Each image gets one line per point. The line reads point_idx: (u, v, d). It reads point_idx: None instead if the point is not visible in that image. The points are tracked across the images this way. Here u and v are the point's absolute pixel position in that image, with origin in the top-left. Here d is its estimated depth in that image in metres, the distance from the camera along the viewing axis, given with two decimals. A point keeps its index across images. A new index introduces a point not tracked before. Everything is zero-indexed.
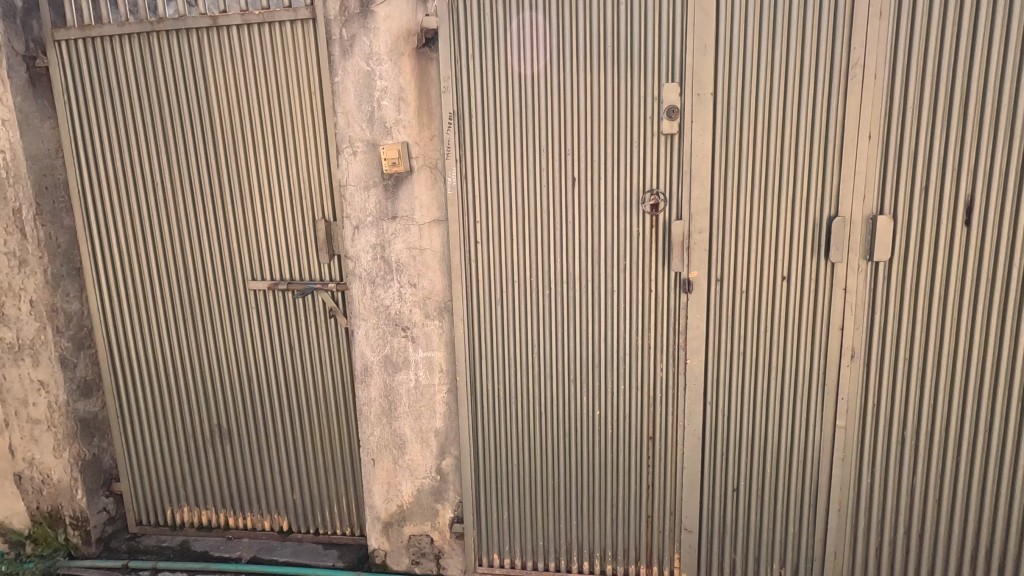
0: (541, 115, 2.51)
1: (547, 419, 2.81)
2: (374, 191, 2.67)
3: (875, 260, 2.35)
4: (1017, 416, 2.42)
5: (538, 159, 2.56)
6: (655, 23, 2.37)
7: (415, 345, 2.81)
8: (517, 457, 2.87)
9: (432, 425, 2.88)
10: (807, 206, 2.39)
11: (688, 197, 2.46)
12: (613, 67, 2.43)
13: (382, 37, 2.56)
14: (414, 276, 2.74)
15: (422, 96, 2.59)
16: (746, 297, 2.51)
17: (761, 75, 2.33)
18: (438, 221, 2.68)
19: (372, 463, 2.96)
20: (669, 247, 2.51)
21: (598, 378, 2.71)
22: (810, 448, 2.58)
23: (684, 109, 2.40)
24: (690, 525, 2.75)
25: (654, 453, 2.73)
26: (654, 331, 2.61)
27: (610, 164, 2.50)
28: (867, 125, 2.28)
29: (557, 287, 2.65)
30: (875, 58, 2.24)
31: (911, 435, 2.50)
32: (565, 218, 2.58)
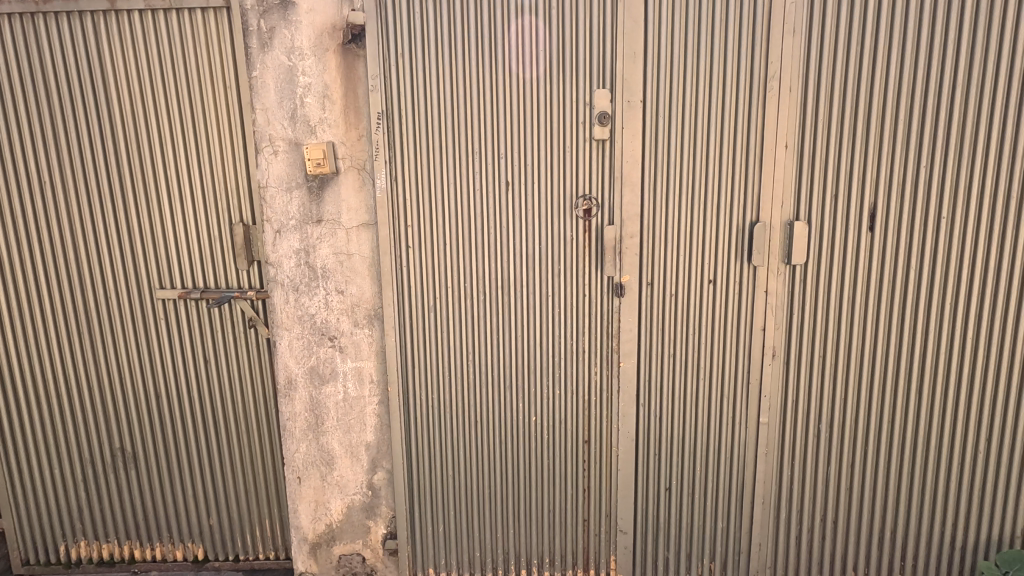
0: (473, 117, 2.46)
1: (483, 428, 2.75)
2: (297, 193, 2.54)
3: (792, 263, 2.48)
4: (915, 406, 2.62)
5: (470, 162, 2.50)
6: (586, 29, 2.38)
7: (343, 356, 2.68)
8: (452, 467, 2.80)
9: (363, 438, 2.76)
10: (731, 211, 2.48)
11: (620, 203, 2.49)
12: (545, 70, 2.41)
13: (304, 31, 2.42)
14: (342, 282, 2.62)
15: (348, 95, 2.47)
16: (676, 300, 2.57)
17: (688, 84, 2.40)
18: (366, 225, 2.58)
19: (297, 481, 2.80)
20: (601, 251, 2.53)
21: (533, 383, 2.69)
22: (736, 445, 2.68)
23: (614, 115, 2.43)
24: (626, 526, 2.78)
25: (590, 457, 2.74)
26: (588, 334, 2.62)
27: (543, 169, 2.49)
28: (784, 135, 2.40)
29: (492, 293, 2.61)
30: (790, 72, 2.36)
31: (827, 429, 2.65)
32: (498, 223, 2.54)
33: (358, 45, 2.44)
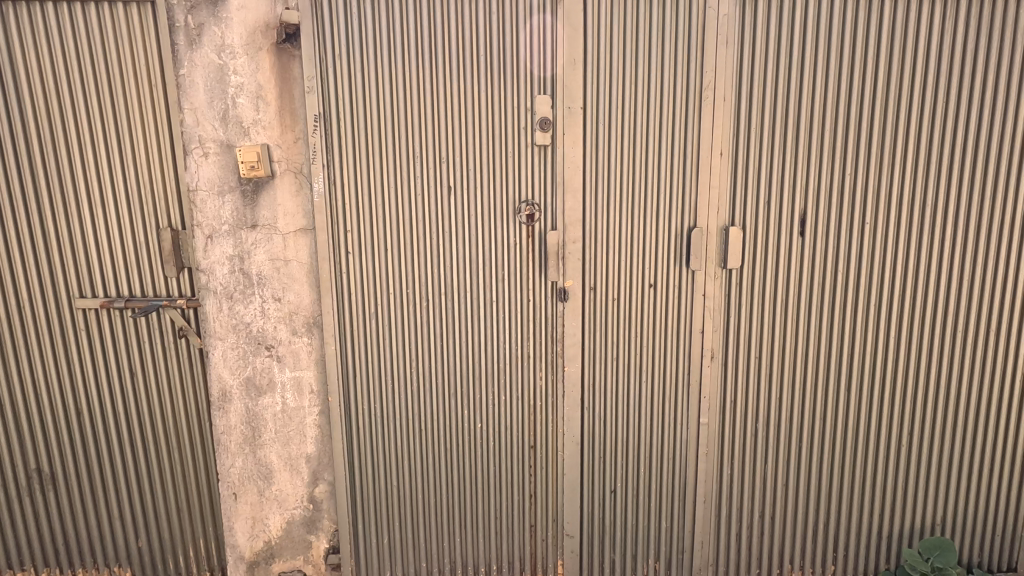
0: (414, 121, 2.43)
1: (428, 436, 2.71)
2: (230, 198, 2.44)
3: (728, 267, 2.55)
4: (845, 403, 2.74)
5: (412, 167, 2.47)
6: (527, 35, 2.39)
7: (281, 366, 2.59)
8: (397, 478, 2.74)
9: (303, 450, 2.67)
10: (670, 216, 2.53)
11: (562, 208, 2.50)
12: (486, 75, 2.41)
13: (236, 29, 2.33)
14: (278, 289, 2.53)
15: (283, 96, 2.40)
16: (618, 304, 2.60)
17: (627, 91, 2.44)
18: (304, 231, 2.50)
19: (233, 497, 2.69)
20: (545, 256, 2.54)
21: (479, 389, 2.67)
22: (678, 446, 2.73)
23: (556, 121, 2.44)
24: (572, 530, 2.79)
25: (536, 462, 2.73)
26: (532, 339, 2.62)
27: (486, 174, 2.48)
28: (719, 143, 2.47)
29: (435, 299, 2.58)
30: (724, 82, 2.43)
31: (764, 427, 2.73)
32: (440, 228, 2.51)
33: (293, 45, 2.37)
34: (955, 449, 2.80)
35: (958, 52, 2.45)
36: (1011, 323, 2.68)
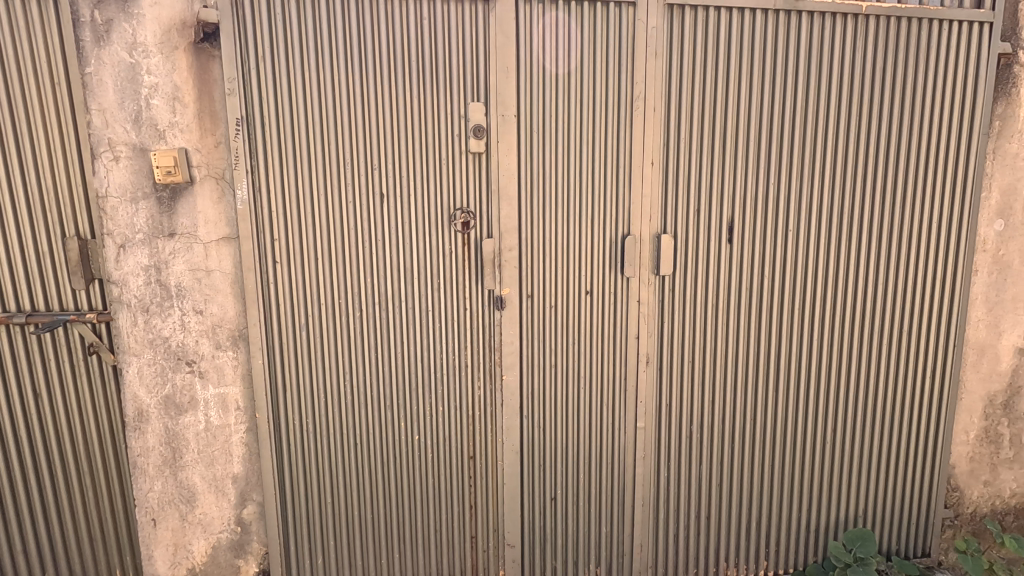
0: (344, 127, 2.36)
1: (363, 451, 2.63)
2: (144, 205, 2.30)
3: (661, 274, 2.60)
4: (774, 404, 2.83)
5: (342, 173, 2.39)
6: (460, 41, 2.37)
7: (204, 382, 2.46)
8: (331, 494, 2.65)
9: (229, 470, 2.54)
10: (604, 224, 2.56)
11: (497, 216, 2.48)
12: (419, 80, 2.36)
13: (149, 26, 2.20)
14: (200, 302, 2.40)
15: (202, 97, 2.28)
16: (555, 312, 2.60)
17: (560, 100, 2.45)
18: (227, 239, 2.38)
19: (152, 523, 2.53)
20: (480, 264, 2.52)
21: (416, 400, 2.61)
22: (617, 451, 2.76)
23: (489, 129, 2.42)
24: (513, 540, 2.76)
25: (475, 472, 2.70)
26: (470, 348, 2.59)
27: (419, 181, 2.43)
28: (650, 152, 2.52)
29: (368, 310, 2.51)
30: (654, 93, 2.48)
31: (698, 429, 2.80)
32: (372, 236, 2.45)
33: (212, 44, 2.26)
34: (875, 443, 2.94)
35: (869, 68, 2.59)
36: (923, 324, 2.84)
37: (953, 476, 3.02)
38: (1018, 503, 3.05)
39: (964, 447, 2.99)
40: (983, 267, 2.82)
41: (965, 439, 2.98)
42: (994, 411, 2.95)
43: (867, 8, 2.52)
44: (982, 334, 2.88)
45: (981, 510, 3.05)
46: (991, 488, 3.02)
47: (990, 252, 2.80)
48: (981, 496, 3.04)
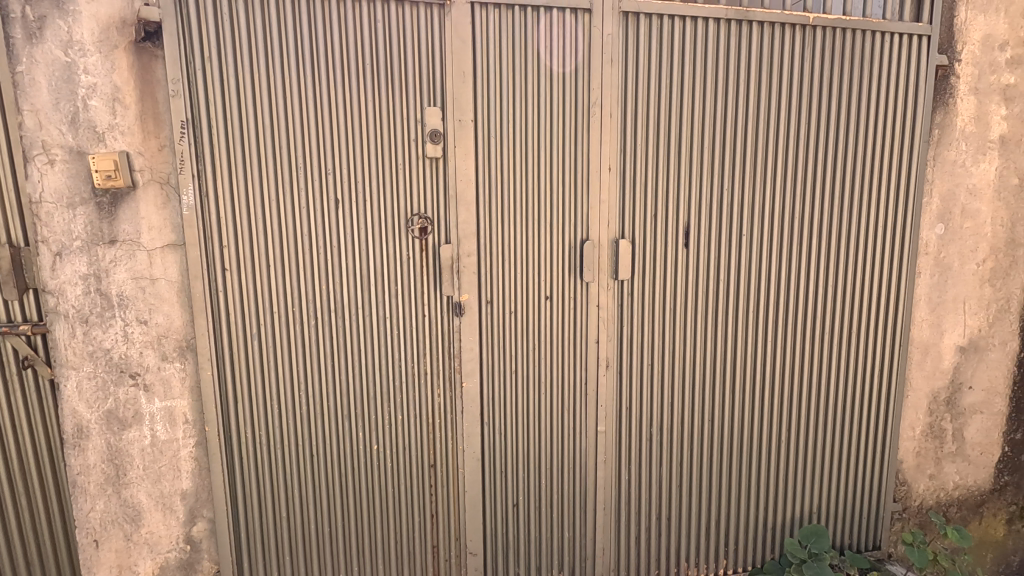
0: (296, 131, 2.30)
1: (320, 462, 2.56)
2: (82, 210, 2.19)
3: (620, 279, 2.62)
4: (731, 405, 2.89)
5: (294, 179, 2.33)
6: (416, 45, 2.34)
7: (149, 395, 2.35)
8: (287, 508, 2.57)
9: (177, 486, 2.44)
10: (563, 230, 2.57)
11: (455, 221, 2.46)
12: (373, 84, 2.32)
13: (85, 23, 2.10)
14: (144, 311, 2.30)
15: (144, 99, 2.19)
16: (515, 317, 2.60)
17: (517, 105, 2.45)
18: (173, 246, 2.29)
19: (94, 545, 2.41)
20: (439, 270, 2.49)
21: (375, 410, 2.56)
22: (578, 456, 2.77)
23: (446, 133, 2.40)
24: (475, 548, 2.74)
25: (436, 480, 2.67)
26: (429, 355, 2.56)
27: (375, 186, 2.39)
28: (607, 158, 2.54)
29: (324, 318, 2.45)
30: (610, 99, 2.50)
31: (658, 432, 2.83)
32: (327, 243, 2.39)
33: (155, 43, 2.17)
34: (828, 441, 3.03)
35: (818, 78, 2.67)
36: (871, 325, 2.94)
37: (900, 471, 3.13)
38: (960, 495, 3.19)
39: (910, 443, 3.10)
40: (926, 269, 2.93)
41: (911, 435, 3.09)
42: (937, 407, 3.08)
43: (813, 20, 2.60)
44: (926, 333, 2.99)
45: (927, 502, 3.18)
46: (935, 481, 3.16)
47: (932, 255, 2.92)
48: (927, 489, 3.17)
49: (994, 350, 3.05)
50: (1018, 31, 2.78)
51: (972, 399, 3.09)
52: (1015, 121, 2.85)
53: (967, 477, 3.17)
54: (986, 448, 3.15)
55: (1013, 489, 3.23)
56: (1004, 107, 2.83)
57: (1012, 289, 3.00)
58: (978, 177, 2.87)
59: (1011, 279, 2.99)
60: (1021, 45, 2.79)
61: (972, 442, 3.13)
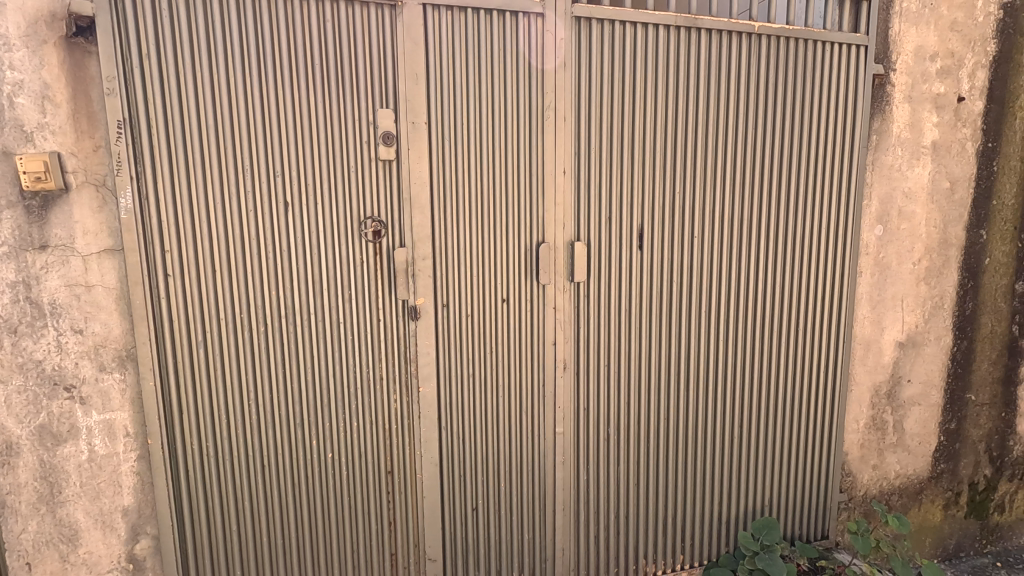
0: (242, 131, 2.23)
1: (272, 473, 2.49)
2: (9, 214, 2.06)
3: (576, 281, 2.65)
4: (686, 403, 2.95)
5: (241, 181, 2.26)
6: (367, 46, 2.30)
7: (86, 408, 2.24)
8: (237, 521, 2.49)
9: (118, 502, 2.33)
10: (518, 233, 2.58)
11: (409, 224, 2.43)
12: (322, 84, 2.27)
13: (10, 16, 1.98)
14: (79, 320, 2.19)
15: (77, 97, 2.08)
16: (471, 320, 2.59)
17: (471, 109, 2.44)
18: (110, 251, 2.19)
19: (27, 568, 2.27)
20: (393, 274, 2.46)
21: (328, 417, 2.51)
22: (537, 458, 2.78)
23: (399, 136, 2.37)
24: (435, 554, 2.72)
25: (393, 487, 2.64)
26: (385, 360, 2.52)
27: (326, 189, 2.33)
28: (561, 161, 2.56)
29: (274, 324, 2.38)
30: (564, 103, 2.52)
31: (615, 431, 2.86)
32: (277, 248, 2.33)
33: (88, 39, 2.07)
34: (778, 435, 3.13)
35: (764, 86, 2.76)
36: (817, 323, 3.06)
37: (846, 462, 3.27)
38: (901, 484, 3.35)
39: (855, 435, 3.24)
40: (867, 268, 3.07)
41: (856, 427, 3.23)
42: (879, 401, 3.23)
43: (759, 29, 2.68)
44: (868, 330, 3.13)
45: (870, 491, 3.33)
46: (878, 471, 3.31)
47: (872, 255, 3.06)
48: (871, 479, 3.32)
49: (930, 345, 3.21)
50: (947, 43, 2.93)
51: (911, 392, 3.24)
52: (946, 128, 3.01)
53: (908, 467, 3.33)
54: (924, 438, 3.32)
55: (949, 476, 3.41)
56: (936, 115, 2.99)
57: (945, 287, 3.17)
58: (913, 181, 3.02)
59: (944, 277, 3.16)
60: (950, 56, 2.95)
61: (912, 433, 3.29)
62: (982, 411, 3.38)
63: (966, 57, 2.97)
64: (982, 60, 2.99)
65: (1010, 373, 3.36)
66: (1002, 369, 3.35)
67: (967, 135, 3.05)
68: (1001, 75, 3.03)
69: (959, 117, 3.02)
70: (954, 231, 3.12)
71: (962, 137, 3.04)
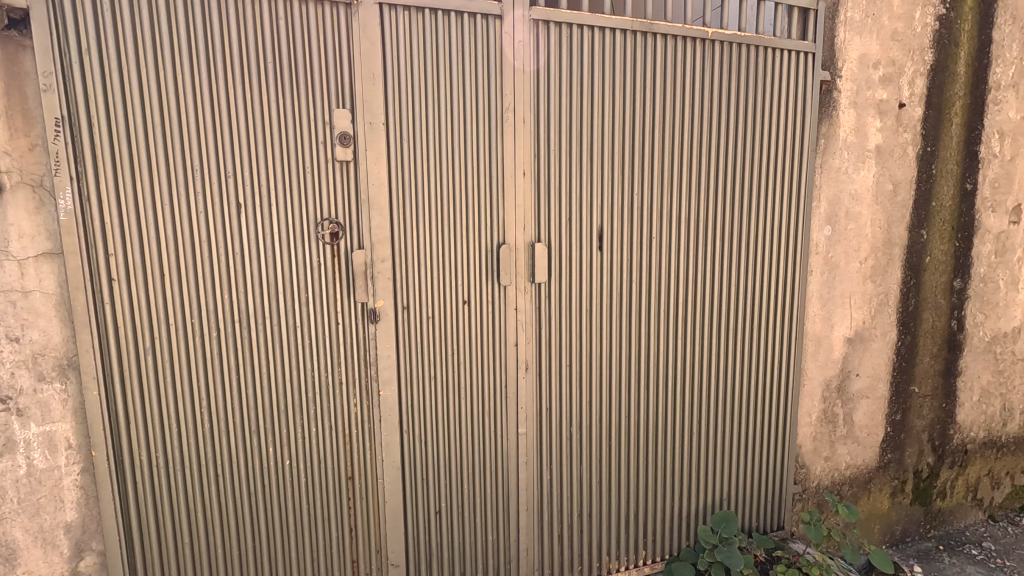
0: (190, 131, 2.16)
1: (228, 483, 2.42)
2: None
3: (537, 281, 2.66)
4: (647, 400, 3.00)
5: (191, 182, 2.18)
6: (322, 45, 2.26)
7: (24, 421, 2.13)
8: (190, 533, 2.41)
9: (60, 518, 2.23)
10: (479, 234, 2.58)
11: (368, 225, 2.40)
12: (275, 82, 2.22)
13: None
14: (15, 328, 2.07)
15: (10, 92, 1.98)
16: (431, 322, 2.57)
17: (430, 110, 2.43)
18: (49, 255, 2.08)
19: None
20: (351, 277, 2.42)
21: (286, 423, 2.46)
22: (500, 458, 2.79)
23: (356, 136, 2.34)
24: (397, 559, 2.69)
25: (354, 492, 2.60)
26: (345, 365, 2.49)
27: (280, 190, 2.28)
28: (521, 163, 2.57)
29: (226, 329, 2.31)
30: (523, 105, 2.53)
31: (578, 430, 2.89)
32: (229, 252, 2.26)
33: (21, 32, 1.97)
34: (735, 430, 3.21)
35: (718, 91, 2.84)
36: (771, 321, 3.16)
37: (800, 455, 3.38)
38: (851, 474, 3.49)
39: (808, 428, 3.36)
40: (817, 267, 3.19)
41: (808, 421, 3.35)
42: (830, 394, 3.35)
43: (712, 35, 2.75)
44: (819, 326, 3.25)
45: (823, 482, 3.46)
46: (830, 463, 3.44)
47: (822, 255, 3.18)
48: (823, 471, 3.44)
49: (877, 340, 3.36)
50: (889, 52, 3.07)
51: (859, 386, 3.38)
52: (889, 133, 3.15)
53: (857, 457, 3.47)
54: (873, 429, 3.46)
55: (896, 465, 3.57)
56: (879, 120, 3.12)
57: (890, 284, 3.32)
58: (858, 183, 3.15)
59: (889, 275, 3.30)
60: (892, 64, 3.09)
61: (861, 425, 3.43)
62: (925, 402, 3.55)
63: (906, 66, 3.11)
64: (921, 69, 3.14)
65: (950, 365, 3.55)
66: (942, 362, 3.53)
67: (908, 139, 3.20)
68: (938, 83, 3.19)
69: (900, 122, 3.16)
70: (898, 231, 3.27)
71: (904, 141, 3.19)
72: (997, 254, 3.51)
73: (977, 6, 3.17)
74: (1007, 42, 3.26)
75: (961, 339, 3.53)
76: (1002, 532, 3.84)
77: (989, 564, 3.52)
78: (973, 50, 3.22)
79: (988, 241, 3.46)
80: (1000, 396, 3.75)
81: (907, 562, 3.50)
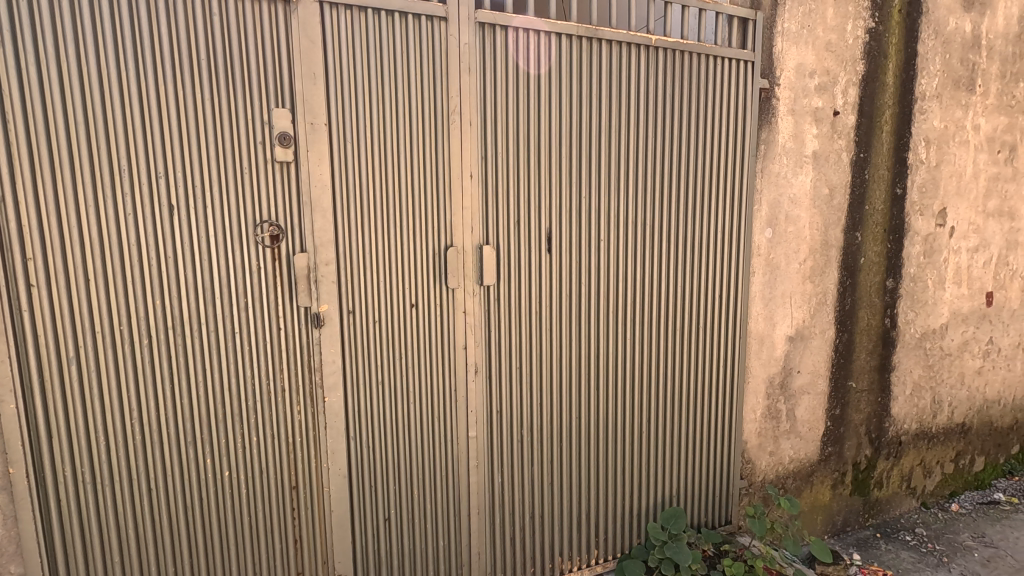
0: (116, 128, 2.06)
1: (162, 497, 2.32)
2: None
3: (485, 284, 2.66)
4: (596, 400, 3.03)
5: (118, 182, 2.09)
6: (260, 43, 2.20)
7: None
8: (120, 550, 2.30)
9: None
10: (426, 237, 2.56)
11: (310, 229, 2.34)
12: (210, 80, 2.14)
13: None
14: None
15: None
16: (378, 327, 2.53)
17: (374, 110, 2.39)
18: None
19: None
20: (293, 280, 2.36)
21: (225, 432, 2.37)
22: (449, 462, 2.77)
23: (297, 137, 2.28)
24: (344, 570, 2.63)
25: (299, 502, 2.53)
26: (287, 371, 2.42)
27: (215, 192, 2.20)
28: (468, 165, 2.56)
29: (158, 336, 2.21)
30: (469, 106, 2.53)
31: (528, 431, 2.90)
32: (162, 256, 2.17)
33: None
34: (684, 427, 3.28)
35: (661, 96, 2.90)
36: (716, 320, 3.24)
37: (746, 450, 3.48)
38: (794, 467, 3.61)
39: (753, 424, 3.47)
40: (759, 268, 3.30)
41: (753, 417, 3.46)
42: (773, 391, 3.47)
43: (655, 42, 2.82)
44: (762, 324, 3.36)
45: (768, 477, 3.57)
46: (774, 458, 3.56)
47: (764, 256, 3.29)
48: (768, 465, 3.56)
49: (817, 338, 3.50)
50: (824, 62, 3.21)
51: (800, 383, 3.51)
52: (825, 139, 3.29)
53: (800, 451, 3.60)
54: (814, 424, 3.60)
55: (836, 458, 3.73)
56: (816, 127, 3.26)
57: (828, 284, 3.46)
58: (797, 187, 3.28)
59: (827, 276, 3.45)
60: (827, 74, 3.23)
61: (803, 420, 3.56)
62: (862, 397, 3.72)
63: (840, 75, 3.26)
64: (853, 79, 3.30)
65: (884, 361, 3.73)
66: (877, 358, 3.71)
67: (842, 146, 3.34)
68: (869, 93, 3.35)
69: (835, 129, 3.31)
70: (834, 233, 3.42)
71: (839, 147, 3.34)
72: (926, 255, 3.71)
73: (904, 20, 3.35)
74: (930, 55, 3.46)
75: (894, 336, 3.71)
76: (933, 518, 4.05)
77: (920, 549, 3.71)
78: (900, 62, 3.39)
79: (917, 243, 3.66)
80: (931, 390, 3.97)
81: (846, 551, 3.65)
